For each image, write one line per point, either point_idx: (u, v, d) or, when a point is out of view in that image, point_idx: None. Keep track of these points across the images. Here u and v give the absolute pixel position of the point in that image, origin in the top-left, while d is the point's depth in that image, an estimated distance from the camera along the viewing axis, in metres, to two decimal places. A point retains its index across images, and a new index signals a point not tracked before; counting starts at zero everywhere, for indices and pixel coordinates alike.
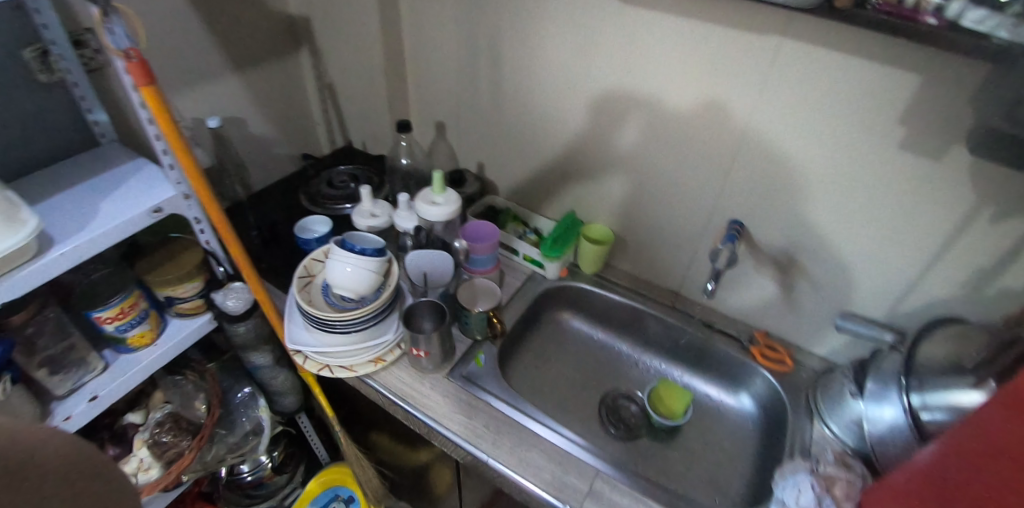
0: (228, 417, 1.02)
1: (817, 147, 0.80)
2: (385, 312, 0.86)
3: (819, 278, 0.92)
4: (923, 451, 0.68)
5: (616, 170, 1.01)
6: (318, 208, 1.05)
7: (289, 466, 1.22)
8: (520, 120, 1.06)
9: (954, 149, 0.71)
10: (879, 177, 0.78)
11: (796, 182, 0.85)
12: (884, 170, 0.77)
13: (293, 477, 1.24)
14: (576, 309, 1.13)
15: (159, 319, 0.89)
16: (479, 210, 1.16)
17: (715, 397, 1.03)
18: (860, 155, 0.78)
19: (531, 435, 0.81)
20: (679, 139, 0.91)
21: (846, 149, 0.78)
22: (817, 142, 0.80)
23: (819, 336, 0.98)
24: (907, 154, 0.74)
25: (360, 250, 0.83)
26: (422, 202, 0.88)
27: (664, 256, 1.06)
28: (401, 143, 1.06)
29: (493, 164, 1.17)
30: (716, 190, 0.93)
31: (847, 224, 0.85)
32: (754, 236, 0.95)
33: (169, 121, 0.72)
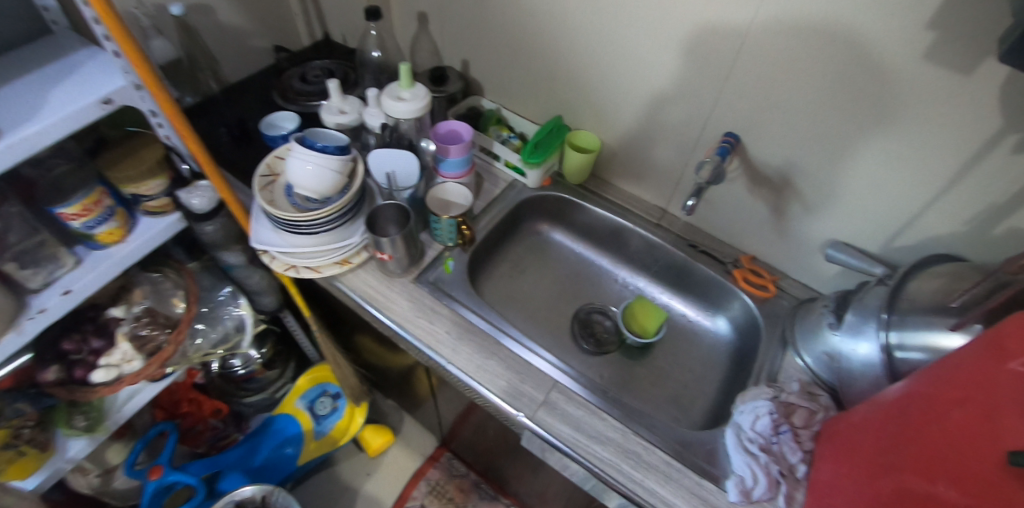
0: (211, 314, 1.06)
1: (835, 51, 0.70)
2: (352, 213, 0.83)
3: (816, 203, 0.85)
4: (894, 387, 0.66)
5: (610, 74, 0.92)
6: (290, 105, 1.00)
7: (278, 363, 1.29)
8: (508, 14, 0.96)
9: (988, 63, 0.61)
10: (900, 91, 0.68)
11: (804, 93, 0.76)
12: (908, 82, 0.67)
13: (283, 374, 1.32)
14: (558, 222, 1.09)
15: (127, 217, 0.87)
16: (462, 111, 1.09)
17: (692, 318, 1.01)
18: (878, 62, 0.68)
19: (492, 344, 0.81)
20: (680, 41, 0.81)
21: (869, 56, 0.68)
22: (837, 46, 0.69)
23: (807, 263, 0.93)
24: (935, 68, 0.64)
25: (321, 149, 0.79)
26: (387, 97, 0.81)
27: (655, 176, 0.99)
28: (370, 31, 0.99)
29: (478, 63, 1.08)
30: (715, 100, 0.84)
31: (856, 143, 0.76)
32: (752, 156, 0.87)
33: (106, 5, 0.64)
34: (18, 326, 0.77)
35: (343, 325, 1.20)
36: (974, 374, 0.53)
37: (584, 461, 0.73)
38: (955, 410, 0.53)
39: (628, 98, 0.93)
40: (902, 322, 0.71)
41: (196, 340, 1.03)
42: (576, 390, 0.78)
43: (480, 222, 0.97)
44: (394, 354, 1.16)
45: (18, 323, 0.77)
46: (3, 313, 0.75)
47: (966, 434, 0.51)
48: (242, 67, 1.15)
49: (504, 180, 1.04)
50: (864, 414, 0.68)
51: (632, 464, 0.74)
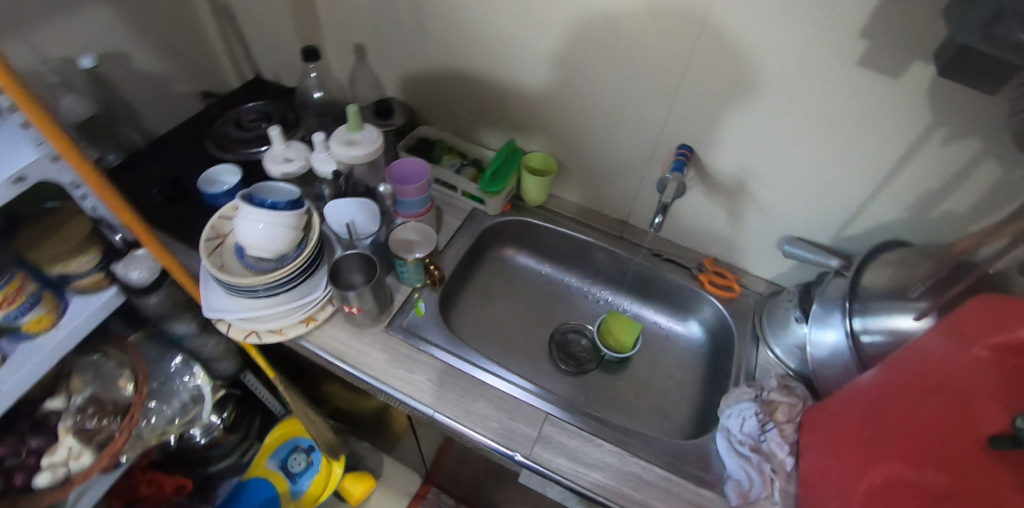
0: (164, 388, 0.98)
1: (776, 61, 0.73)
2: (311, 268, 0.79)
3: (769, 203, 0.89)
4: (865, 374, 0.70)
5: (561, 95, 0.92)
6: (226, 154, 0.94)
7: (242, 424, 1.21)
8: (452, 42, 0.94)
9: (916, 66, 0.65)
10: (838, 95, 0.72)
11: (750, 101, 0.78)
12: (845, 86, 0.71)
13: (249, 433, 1.24)
14: (522, 245, 1.08)
15: (56, 300, 0.78)
16: (411, 143, 1.05)
17: (664, 324, 1.03)
18: (811, 69, 0.71)
19: (477, 384, 0.79)
20: (627, 59, 0.82)
21: (808, 64, 0.71)
22: (778, 56, 0.72)
23: (766, 259, 0.96)
24: (868, 72, 0.68)
25: (270, 206, 0.74)
26: (337, 141, 0.78)
27: (613, 190, 1.01)
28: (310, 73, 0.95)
29: (424, 92, 1.05)
30: (666, 113, 0.86)
31: (801, 145, 0.80)
32: (706, 164, 0.89)
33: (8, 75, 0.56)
34: None
35: (308, 377, 1.14)
36: (943, 363, 0.57)
37: (586, 492, 0.72)
38: (930, 399, 0.56)
39: (580, 117, 0.93)
40: (864, 309, 0.75)
41: (151, 420, 0.94)
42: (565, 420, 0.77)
43: (444, 257, 0.94)
44: (363, 396, 1.11)
45: None
46: None
47: (944, 422, 0.54)
48: (167, 116, 1.06)
49: (465, 209, 1.02)
50: (838, 405, 0.71)
51: (632, 487, 0.73)
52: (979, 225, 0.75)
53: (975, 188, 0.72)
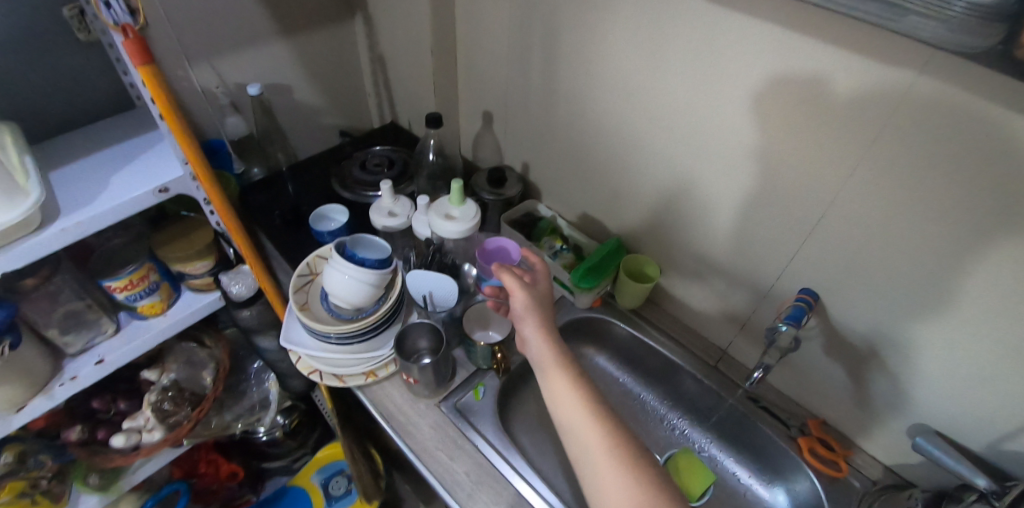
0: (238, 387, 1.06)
1: (935, 228, 0.60)
2: (384, 325, 0.82)
3: (904, 380, 0.73)
4: None
5: (672, 201, 0.87)
6: (346, 192, 1.01)
7: (300, 434, 1.24)
8: (574, 126, 0.93)
9: None
10: (1015, 286, 0.57)
11: (896, 264, 0.66)
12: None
13: (304, 443, 1.28)
14: (603, 345, 1.02)
15: (172, 291, 0.87)
16: (517, 216, 1.05)
17: (744, 480, 0.89)
18: (989, 250, 0.57)
19: (512, 493, 0.74)
20: (751, 183, 0.74)
21: (981, 246, 0.57)
22: (944, 224, 0.59)
23: (889, 443, 0.79)
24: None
25: (359, 261, 0.78)
26: (437, 214, 0.80)
27: (715, 310, 0.91)
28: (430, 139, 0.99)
29: (539, 166, 1.06)
30: (792, 249, 0.75)
31: (957, 331, 0.65)
32: (831, 314, 0.77)
33: (169, 103, 0.65)
34: (48, 390, 0.76)
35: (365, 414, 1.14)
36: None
37: None
38: None
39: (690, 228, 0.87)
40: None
41: (219, 413, 1.01)
42: (563, 427, 0.61)
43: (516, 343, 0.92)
44: None
45: (49, 388, 0.76)
46: (35, 379, 0.74)
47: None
48: (312, 144, 1.18)
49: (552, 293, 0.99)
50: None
51: None
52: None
53: None
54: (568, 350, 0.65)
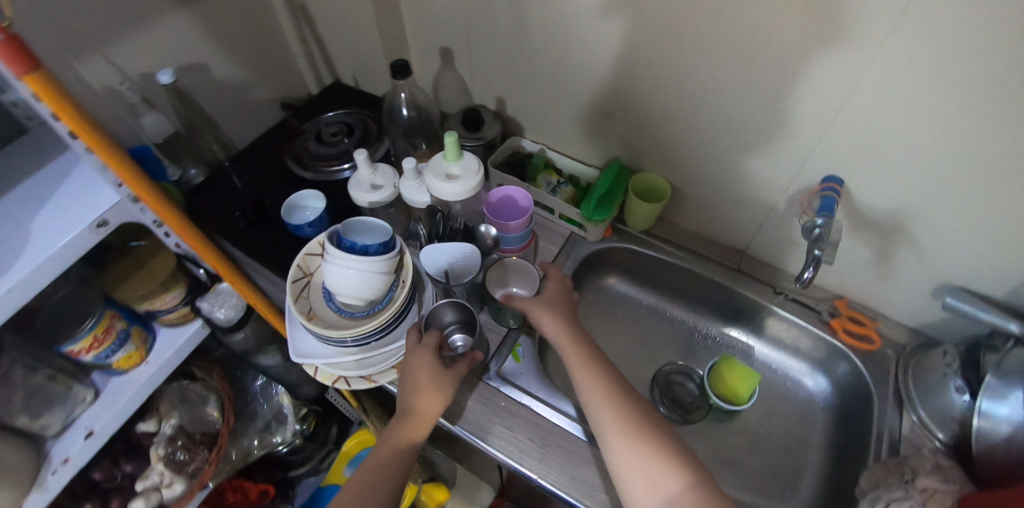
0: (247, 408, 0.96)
1: (972, 95, 0.58)
2: (405, 312, 0.74)
3: (929, 247, 0.75)
4: None
5: (676, 116, 0.80)
6: (307, 172, 0.90)
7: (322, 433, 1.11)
8: (553, 51, 0.83)
9: None
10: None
11: (926, 137, 0.64)
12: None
13: (328, 440, 1.14)
14: (621, 274, 0.98)
15: (145, 334, 0.75)
16: (502, 158, 0.96)
17: (781, 371, 0.92)
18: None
19: (582, 448, 0.72)
20: (764, 82, 0.69)
21: (1020, 103, 0.56)
22: (983, 89, 0.57)
23: (913, 306, 0.83)
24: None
25: (361, 249, 0.69)
26: (434, 176, 0.71)
27: (727, 216, 0.89)
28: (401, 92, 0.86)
29: (515, 101, 0.96)
30: (814, 140, 0.72)
31: (985, 194, 0.66)
32: (852, 197, 0.76)
33: (78, 117, 0.51)
34: (41, 484, 0.65)
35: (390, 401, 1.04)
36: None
37: None
38: None
39: (698, 141, 0.82)
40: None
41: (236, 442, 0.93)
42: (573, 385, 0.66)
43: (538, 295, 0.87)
44: None
45: (40, 482, 0.65)
46: (20, 476, 0.63)
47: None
48: (247, 125, 1.02)
49: (561, 233, 0.92)
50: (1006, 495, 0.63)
51: None
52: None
53: None
54: (569, 298, 0.76)
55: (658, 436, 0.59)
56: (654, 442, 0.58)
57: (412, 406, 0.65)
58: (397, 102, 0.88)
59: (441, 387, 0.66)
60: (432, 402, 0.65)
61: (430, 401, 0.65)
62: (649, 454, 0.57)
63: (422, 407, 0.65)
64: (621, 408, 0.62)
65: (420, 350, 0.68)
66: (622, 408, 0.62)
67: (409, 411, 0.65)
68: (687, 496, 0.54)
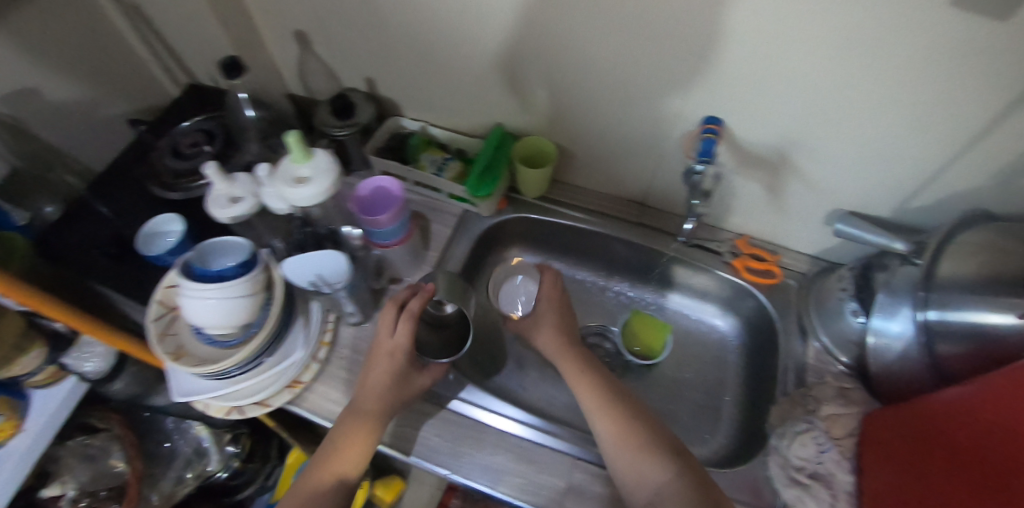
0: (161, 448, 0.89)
1: (830, 14, 0.56)
2: (284, 327, 0.71)
3: (814, 175, 0.75)
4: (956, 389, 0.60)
5: (552, 75, 0.76)
6: (172, 193, 0.82)
7: (261, 450, 1.07)
8: (410, 21, 0.76)
9: None
10: (914, 49, 0.57)
11: (794, 62, 0.62)
12: (926, 40, 0.55)
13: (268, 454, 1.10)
14: (524, 243, 0.94)
15: (14, 401, 0.66)
16: (381, 143, 0.90)
17: (694, 317, 0.91)
18: (889, 19, 0.55)
19: (494, 434, 0.71)
20: (630, 29, 0.65)
21: (873, 17, 0.55)
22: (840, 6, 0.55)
23: (808, 234, 0.83)
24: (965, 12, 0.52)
25: (217, 276, 0.64)
26: (282, 181, 0.65)
27: (619, 170, 0.86)
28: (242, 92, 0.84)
29: (386, 79, 0.89)
30: (686, 79, 0.69)
31: (864, 111, 0.65)
32: (734, 136, 0.74)
33: None
34: None
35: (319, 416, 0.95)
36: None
37: None
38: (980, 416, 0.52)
39: (577, 102, 0.78)
40: (944, 300, 0.64)
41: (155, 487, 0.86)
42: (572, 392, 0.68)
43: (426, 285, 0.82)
44: None
45: None
46: None
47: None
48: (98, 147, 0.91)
49: (453, 213, 0.88)
50: (910, 417, 0.63)
51: None
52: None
53: None
54: (563, 299, 0.78)
55: (645, 431, 0.62)
56: (643, 439, 0.61)
57: (381, 401, 0.66)
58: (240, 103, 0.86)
59: (411, 388, 0.68)
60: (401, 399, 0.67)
61: (398, 395, 0.67)
62: (640, 458, 0.60)
63: (375, 409, 0.66)
64: (617, 409, 0.64)
65: (393, 355, 0.68)
66: (614, 409, 0.64)
67: (376, 408, 0.66)
68: (675, 485, 0.58)
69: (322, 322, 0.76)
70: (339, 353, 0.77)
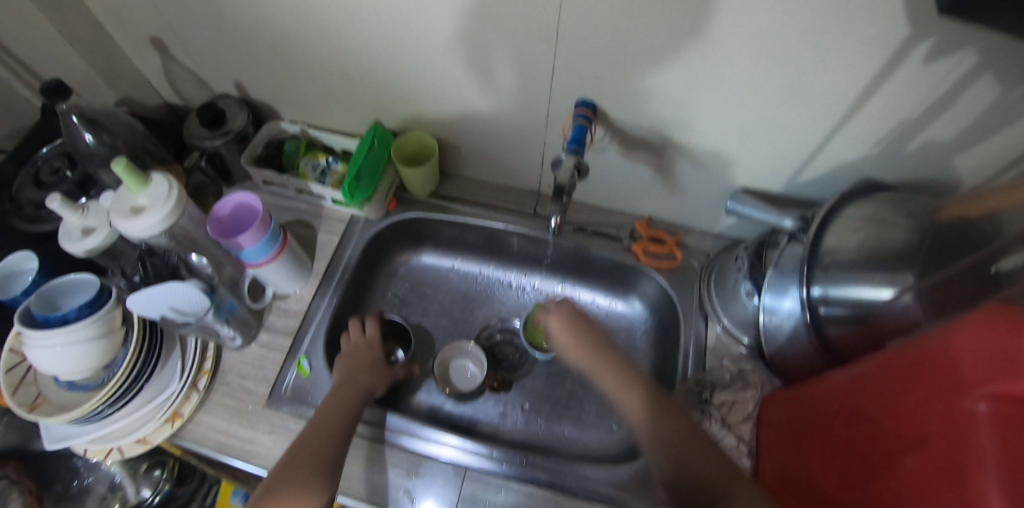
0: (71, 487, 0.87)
1: None
2: (150, 359, 0.67)
3: (702, 152, 0.71)
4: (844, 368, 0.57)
5: (424, 63, 0.70)
6: (41, 225, 0.75)
7: (192, 475, 1.03)
8: (261, 19, 0.70)
9: None
10: (777, 16, 0.53)
11: (662, 36, 0.58)
12: (785, 7, 0.52)
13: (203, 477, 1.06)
14: (421, 244, 0.90)
15: None
16: (260, 151, 0.85)
17: (604, 305, 0.88)
18: None
19: (386, 449, 0.68)
20: (486, 14, 0.60)
21: None
22: None
23: (707, 212, 0.80)
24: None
25: (59, 319, 0.60)
26: (119, 213, 0.60)
27: (510, 159, 0.82)
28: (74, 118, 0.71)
29: (255, 82, 0.83)
30: (551, 61, 0.64)
31: (742, 87, 0.62)
32: (613, 117, 0.70)
33: None
34: None
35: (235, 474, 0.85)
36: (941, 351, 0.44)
37: None
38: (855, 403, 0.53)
39: (454, 96, 0.74)
40: (828, 277, 0.61)
41: None
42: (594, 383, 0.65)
43: (313, 298, 0.79)
44: None
45: None
46: None
47: (932, 424, 0.43)
48: None
49: (341, 219, 0.84)
50: (803, 400, 0.62)
51: None
52: (965, 156, 0.61)
53: (962, 112, 0.57)
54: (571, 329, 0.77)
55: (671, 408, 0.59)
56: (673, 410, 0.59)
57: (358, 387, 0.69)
58: (72, 131, 0.73)
59: (381, 373, 0.74)
60: (372, 388, 0.71)
61: (371, 385, 0.71)
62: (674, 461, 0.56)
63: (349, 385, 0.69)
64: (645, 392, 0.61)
65: (366, 345, 0.75)
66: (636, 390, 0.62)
67: (352, 390, 0.68)
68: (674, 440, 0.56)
69: (201, 351, 0.73)
70: (223, 380, 0.73)
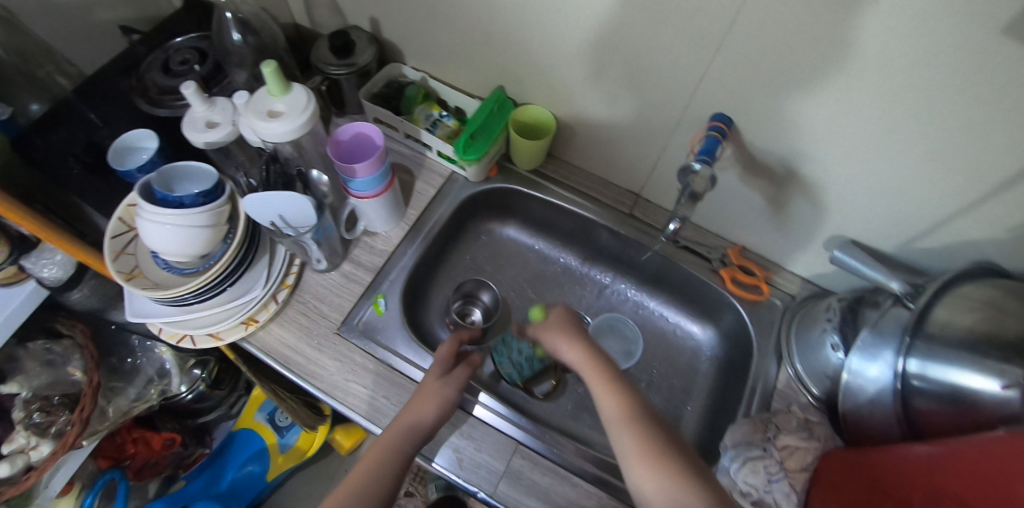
0: (123, 367, 0.84)
1: (872, 21, 0.50)
2: (241, 261, 0.69)
3: (822, 194, 0.70)
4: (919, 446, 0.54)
5: (569, 43, 0.70)
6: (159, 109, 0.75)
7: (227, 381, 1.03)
8: None
9: None
10: (954, 78, 0.51)
11: (826, 72, 0.57)
12: (964, 66, 0.49)
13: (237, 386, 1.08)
14: (507, 217, 0.92)
15: None
16: (378, 89, 0.87)
17: (673, 319, 0.90)
18: (939, 35, 0.48)
19: None
20: (656, 7, 0.60)
21: (918, 31, 0.49)
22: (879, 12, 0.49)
23: (803, 255, 0.80)
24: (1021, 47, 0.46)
25: (176, 202, 0.62)
26: (255, 114, 0.62)
27: (620, 157, 0.82)
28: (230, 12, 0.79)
29: (390, 23, 0.84)
30: (701, 69, 0.63)
31: (889, 136, 0.59)
32: (743, 138, 0.69)
33: None
34: None
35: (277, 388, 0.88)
36: None
37: None
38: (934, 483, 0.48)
39: (585, 81, 0.73)
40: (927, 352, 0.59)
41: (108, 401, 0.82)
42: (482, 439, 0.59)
43: (400, 243, 0.80)
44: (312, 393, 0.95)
45: None
46: None
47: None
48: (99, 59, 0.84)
49: (441, 174, 0.85)
50: (871, 462, 0.58)
51: None
52: None
53: None
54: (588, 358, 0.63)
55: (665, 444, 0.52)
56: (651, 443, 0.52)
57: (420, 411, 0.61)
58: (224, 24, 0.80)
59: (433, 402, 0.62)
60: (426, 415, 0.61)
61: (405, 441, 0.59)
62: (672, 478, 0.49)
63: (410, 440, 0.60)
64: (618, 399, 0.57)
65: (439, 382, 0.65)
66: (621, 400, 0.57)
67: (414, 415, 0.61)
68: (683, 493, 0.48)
69: (287, 265, 0.75)
70: (301, 298, 0.75)
